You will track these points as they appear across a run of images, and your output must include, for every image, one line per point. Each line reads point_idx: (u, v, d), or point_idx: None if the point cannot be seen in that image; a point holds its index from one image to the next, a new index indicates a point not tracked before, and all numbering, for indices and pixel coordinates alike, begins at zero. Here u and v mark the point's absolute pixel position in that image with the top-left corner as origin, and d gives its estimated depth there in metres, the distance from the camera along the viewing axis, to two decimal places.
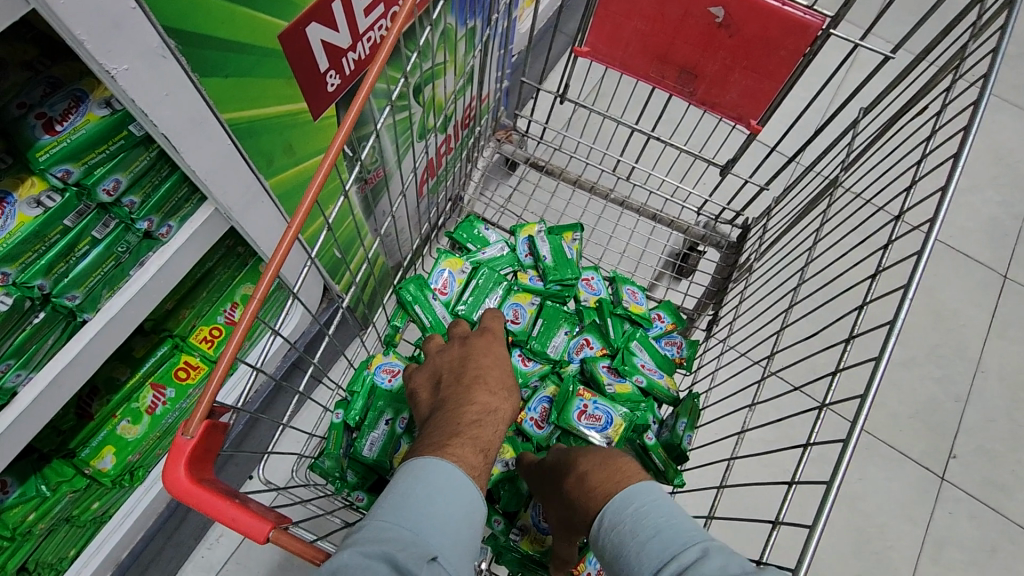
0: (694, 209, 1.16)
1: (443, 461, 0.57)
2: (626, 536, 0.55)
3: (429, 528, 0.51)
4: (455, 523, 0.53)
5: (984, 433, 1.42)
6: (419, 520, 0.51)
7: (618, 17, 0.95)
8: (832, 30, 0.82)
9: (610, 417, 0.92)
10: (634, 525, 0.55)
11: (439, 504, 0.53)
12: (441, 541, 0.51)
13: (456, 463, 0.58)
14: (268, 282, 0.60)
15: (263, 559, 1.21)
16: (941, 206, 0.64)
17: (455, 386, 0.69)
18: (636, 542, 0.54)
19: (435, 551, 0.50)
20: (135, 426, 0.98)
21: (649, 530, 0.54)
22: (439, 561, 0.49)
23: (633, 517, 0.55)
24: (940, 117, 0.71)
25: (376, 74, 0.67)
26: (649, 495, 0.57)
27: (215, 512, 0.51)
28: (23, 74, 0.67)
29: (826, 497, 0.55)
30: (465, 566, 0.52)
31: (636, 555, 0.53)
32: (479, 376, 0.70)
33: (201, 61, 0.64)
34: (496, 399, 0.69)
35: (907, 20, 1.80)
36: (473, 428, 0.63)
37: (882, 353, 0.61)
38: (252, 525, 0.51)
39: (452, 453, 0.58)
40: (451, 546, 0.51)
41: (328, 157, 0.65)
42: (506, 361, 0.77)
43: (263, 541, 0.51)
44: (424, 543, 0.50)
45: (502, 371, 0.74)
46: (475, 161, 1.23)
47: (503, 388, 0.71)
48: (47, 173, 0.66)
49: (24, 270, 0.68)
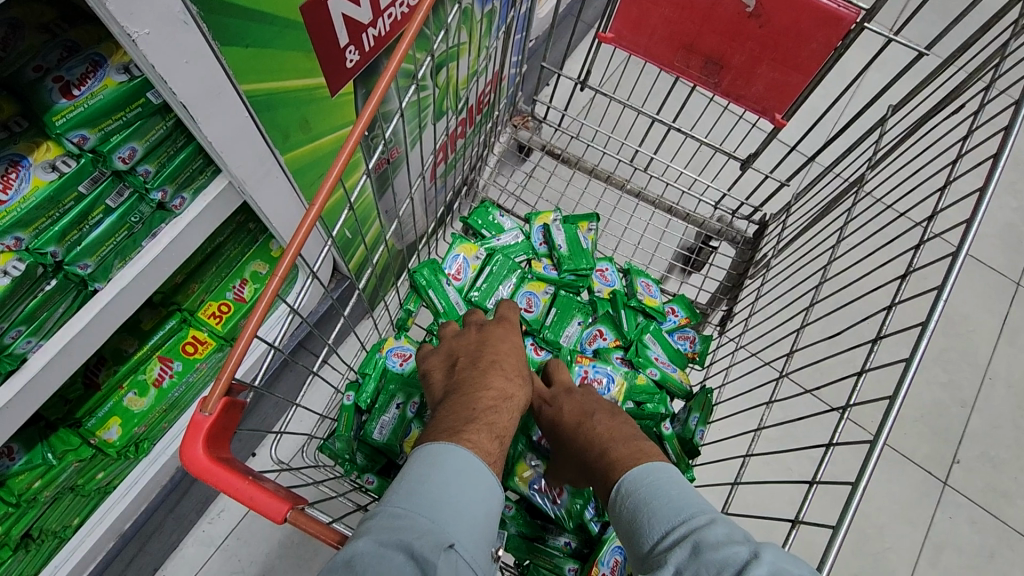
0: (712, 202, 1.14)
1: (460, 448, 0.56)
2: (639, 503, 0.56)
3: (446, 516, 0.50)
4: (470, 511, 0.52)
5: (989, 439, 1.42)
6: (434, 506, 0.51)
7: (645, 2, 0.92)
8: (867, 23, 0.80)
9: (612, 376, 0.95)
10: (648, 493, 0.56)
11: (456, 492, 0.53)
12: (458, 529, 0.50)
13: (472, 448, 0.57)
14: (289, 263, 0.59)
15: (263, 534, 1.22)
16: (978, 207, 0.63)
17: (473, 367, 0.69)
18: (648, 509, 0.55)
19: (451, 539, 0.49)
20: (141, 399, 0.98)
21: (661, 498, 0.55)
22: (457, 548, 0.49)
23: (651, 487, 0.56)
24: (977, 117, 0.69)
25: (405, 49, 0.66)
26: (666, 472, 0.58)
27: (232, 491, 0.50)
28: (40, 36, 0.65)
29: (851, 499, 0.54)
30: (483, 551, 0.52)
31: (647, 520, 0.54)
32: (496, 361, 0.70)
33: (222, 29, 0.63)
34: (514, 385, 0.69)
35: (933, 20, 1.76)
36: (489, 414, 0.62)
37: (914, 354, 0.60)
38: (269, 504, 0.51)
39: (468, 439, 0.58)
40: (468, 533, 0.51)
41: (350, 140, 0.63)
42: (521, 350, 0.75)
43: (281, 522, 0.51)
44: (441, 530, 0.49)
45: (519, 358, 0.74)
46: (491, 146, 1.21)
47: (518, 375, 0.71)
48: (63, 138, 0.65)
49: (37, 236, 0.67)
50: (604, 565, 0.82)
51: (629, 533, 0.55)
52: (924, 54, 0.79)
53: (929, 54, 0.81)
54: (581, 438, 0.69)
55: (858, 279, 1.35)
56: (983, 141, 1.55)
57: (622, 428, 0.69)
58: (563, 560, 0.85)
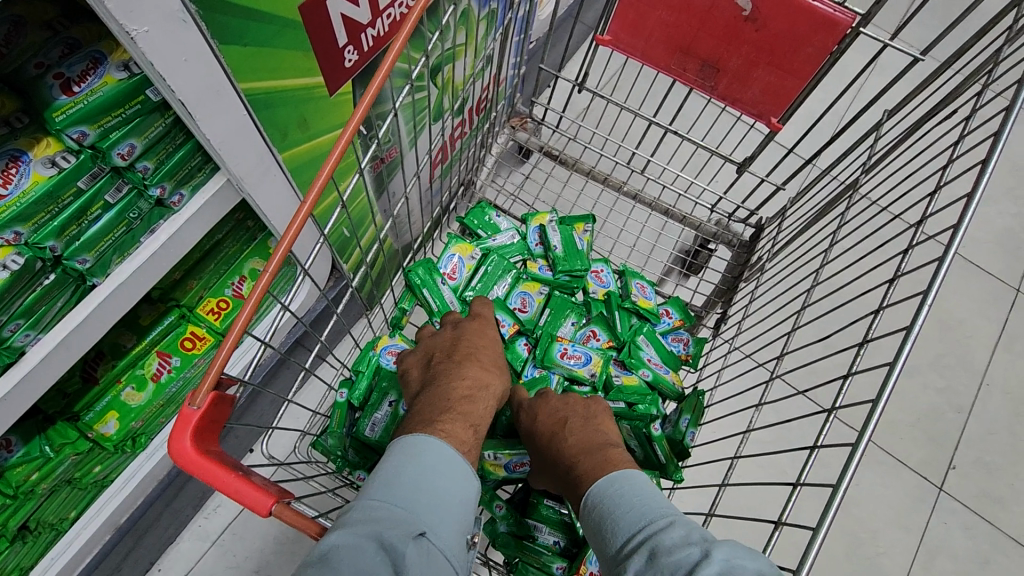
0: (708, 206, 1.15)
1: (438, 441, 0.57)
2: (603, 511, 0.58)
3: (417, 504, 0.51)
4: (444, 500, 0.53)
5: (984, 445, 1.41)
6: (407, 496, 0.51)
7: (642, 6, 0.93)
8: (862, 28, 0.80)
9: (590, 355, 0.98)
10: (611, 500, 0.58)
11: (430, 481, 0.54)
12: (430, 518, 0.51)
13: (450, 441, 0.59)
14: (281, 258, 0.59)
15: (258, 530, 1.23)
16: (965, 213, 0.63)
17: (451, 360, 0.70)
18: (611, 516, 0.56)
19: (423, 527, 0.50)
20: (139, 393, 0.99)
21: (623, 505, 0.56)
22: (428, 536, 0.50)
23: (612, 496, 0.58)
24: (968, 122, 0.70)
25: (400, 48, 0.67)
26: (630, 478, 0.59)
27: (220, 484, 0.51)
28: (41, 33, 0.66)
29: (831, 500, 0.55)
30: (457, 539, 0.53)
31: (612, 528, 0.56)
32: (476, 355, 0.72)
33: (221, 27, 0.63)
34: (492, 380, 0.70)
35: (934, 25, 1.76)
36: (467, 405, 0.63)
37: (898, 357, 0.60)
38: (255, 497, 0.51)
39: (444, 431, 0.59)
40: (441, 521, 0.52)
41: (344, 136, 0.64)
42: (498, 343, 0.77)
43: (267, 515, 0.51)
44: (413, 519, 0.50)
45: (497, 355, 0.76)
46: (488, 147, 1.22)
47: (494, 365, 0.72)
48: (63, 134, 0.66)
49: (37, 231, 0.68)
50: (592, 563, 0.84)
51: (596, 541, 0.57)
52: (918, 60, 0.80)
53: (923, 59, 0.81)
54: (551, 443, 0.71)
55: (852, 282, 1.36)
56: (980, 147, 1.55)
57: (592, 436, 0.69)
58: (552, 558, 0.85)
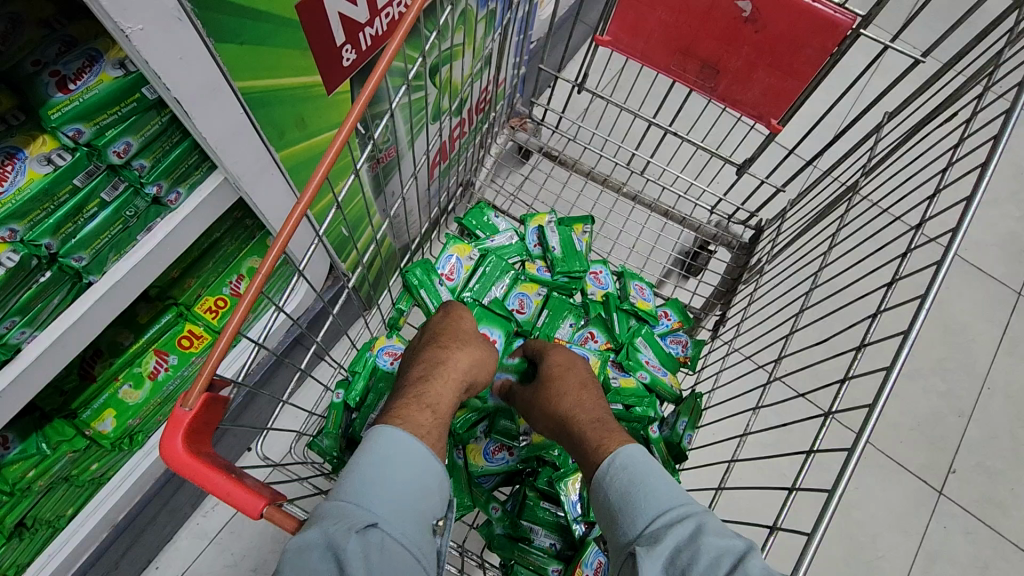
0: (708, 207, 1.15)
1: (389, 427, 0.58)
2: (634, 481, 0.56)
3: (368, 497, 0.52)
4: (397, 490, 0.53)
5: (985, 450, 1.41)
6: (359, 491, 0.53)
7: (641, 7, 0.93)
8: (863, 30, 0.80)
9: (587, 356, 0.97)
10: (643, 474, 0.56)
11: (381, 473, 0.54)
12: (382, 509, 0.52)
13: (402, 425, 0.58)
14: (275, 257, 0.59)
15: (256, 529, 1.24)
16: (964, 216, 0.62)
17: (423, 348, 0.71)
18: (644, 489, 0.55)
19: (374, 518, 0.51)
20: (136, 391, 0.99)
21: (657, 481, 0.55)
22: (379, 527, 0.51)
23: (644, 470, 0.57)
24: (968, 125, 0.69)
25: (396, 47, 0.66)
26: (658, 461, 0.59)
27: (211, 486, 0.51)
28: (38, 31, 0.66)
29: (827, 503, 0.54)
30: (418, 527, 0.53)
31: (642, 498, 0.54)
32: (446, 337, 0.72)
33: (217, 26, 0.63)
34: (459, 355, 0.69)
35: (937, 27, 1.76)
36: (423, 388, 0.63)
37: (895, 362, 0.59)
38: (246, 499, 0.51)
39: (397, 416, 0.59)
40: (394, 510, 0.52)
41: (340, 134, 0.64)
42: (464, 318, 0.77)
43: (257, 517, 0.51)
44: (364, 511, 0.51)
45: (475, 334, 0.75)
46: (487, 147, 1.22)
47: (456, 341, 0.71)
48: (59, 132, 0.66)
49: (32, 229, 0.68)
50: (588, 566, 0.81)
51: (618, 512, 0.55)
52: (919, 62, 0.79)
53: (924, 61, 0.80)
54: (560, 408, 0.70)
55: (853, 285, 1.35)
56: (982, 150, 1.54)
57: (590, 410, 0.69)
58: (548, 561, 0.85)
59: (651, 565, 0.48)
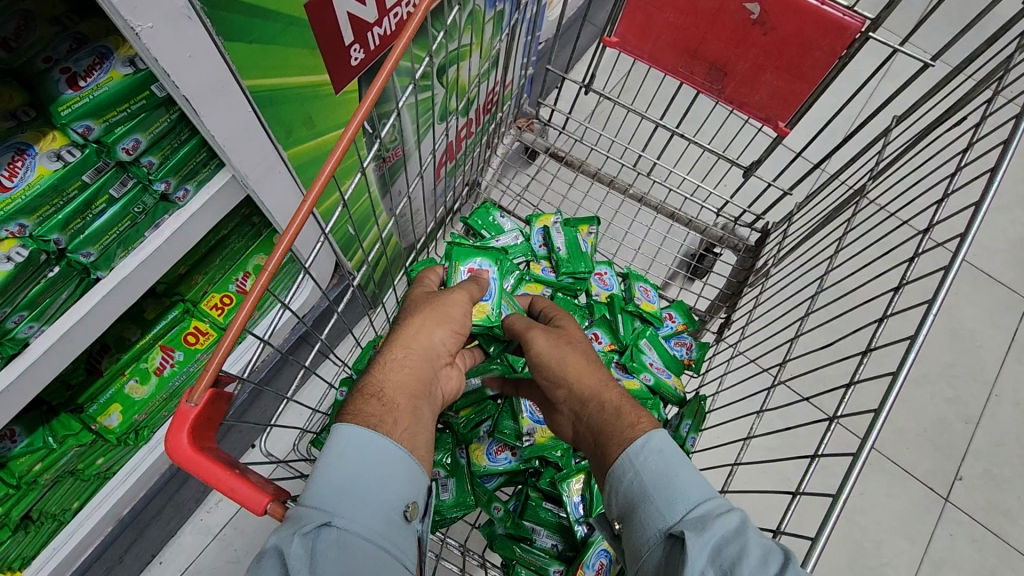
0: (714, 210, 1.14)
1: (338, 422, 0.54)
2: (668, 469, 0.54)
3: (323, 497, 0.50)
4: (356, 486, 0.51)
5: (993, 457, 1.39)
6: (315, 488, 0.51)
7: (649, 8, 0.92)
8: (872, 33, 0.79)
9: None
10: (677, 461, 0.54)
11: (338, 470, 0.51)
12: (338, 505, 0.50)
13: (351, 419, 0.54)
14: (281, 255, 0.59)
15: (259, 525, 1.24)
16: (973, 221, 0.62)
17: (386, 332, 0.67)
18: (678, 477, 0.53)
19: (328, 517, 0.49)
20: (142, 387, 0.99)
21: (690, 471, 0.54)
22: (334, 525, 0.48)
23: (677, 456, 0.55)
24: (978, 129, 0.68)
25: (404, 47, 0.66)
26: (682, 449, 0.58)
27: (215, 482, 0.51)
28: (49, 28, 0.66)
29: (832, 507, 0.54)
30: (380, 519, 0.50)
31: (680, 488, 0.53)
32: (402, 315, 0.67)
33: (227, 24, 0.64)
34: (404, 329, 0.63)
35: (948, 30, 1.74)
36: (368, 376, 0.59)
37: (901, 367, 0.59)
38: (250, 495, 0.51)
39: (349, 411, 0.55)
40: (352, 508, 0.50)
41: (347, 132, 0.64)
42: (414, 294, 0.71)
43: (261, 513, 0.51)
44: (320, 510, 0.49)
45: (428, 300, 0.68)
46: (494, 148, 1.22)
47: (409, 317, 0.66)
48: (69, 128, 0.66)
49: (41, 224, 0.69)
50: (590, 567, 0.82)
51: (652, 500, 0.53)
52: (928, 65, 0.79)
53: (934, 65, 0.79)
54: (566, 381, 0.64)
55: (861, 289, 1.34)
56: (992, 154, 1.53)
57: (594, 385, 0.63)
58: (549, 562, 0.85)
59: (699, 555, 0.47)
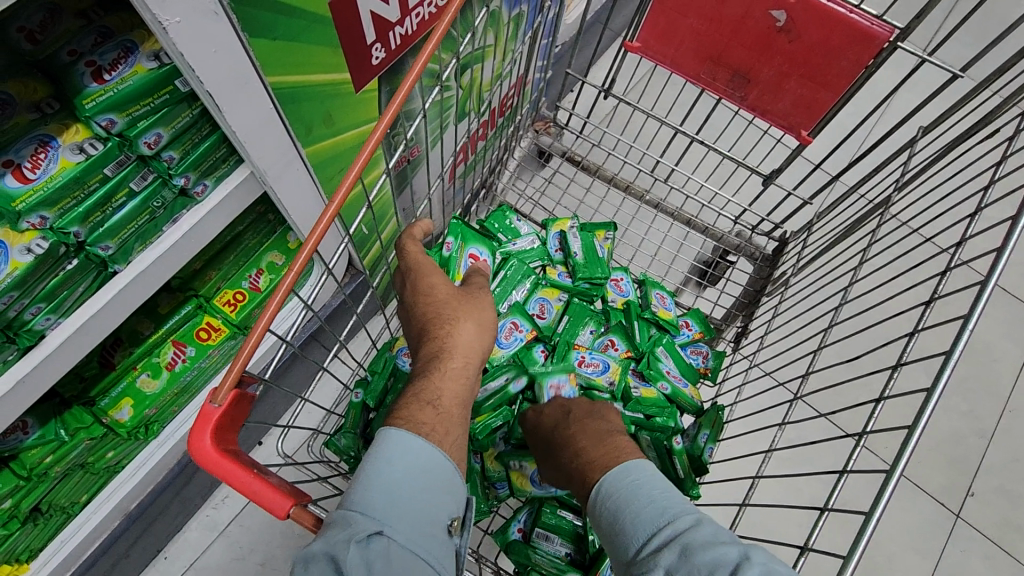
0: (732, 218, 1.12)
1: (392, 428, 0.54)
2: (619, 503, 0.54)
3: (374, 504, 0.49)
4: (405, 495, 0.50)
5: (1007, 473, 1.36)
6: (365, 495, 0.50)
7: (673, 12, 0.91)
8: (900, 43, 0.78)
9: (607, 363, 0.97)
10: (627, 495, 0.54)
11: (387, 475, 0.51)
12: (389, 514, 0.49)
13: (401, 424, 0.54)
14: (306, 258, 0.59)
15: (264, 522, 1.24)
16: (1010, 236, 0.61)
17: (417, 327, 0.63)
18: (630, 509, 0.53)
19: (379, 525, 0.48)
20: (154, 381, 0.99)
21: (643, 499, 0.53)
22: (385, 533, 0.47)
23: (627, 487, 0.55)
24: (1012, 143, 0.67)
25: (432, 49, 0.66)
26: (643, 469, 0.57)
27: (238, 484, 0.50)
28: (76, 22, 0.67)
29: (864, 527, 0.53)
30: (430, 532, 0.49)
31: (628, 526, 0.52)
32: (438, 311, 0.63)
33: (252, 20, 0.63)
34: (457, 332, 0.62)
35: (972, 43, 1.72)
36: (424, 381, 0.58)
37: (936, 384, 0.58)
38: (273, 500, 0.51)
39: (399, 416, 0.55)
40: (402, 515, 0.49)
41: (372, 139, 0.63)
42: (439, 273, 0.67)
43: (284, 518, 0.51)
44: (368, 518, 0.48)
45: (461, 296, 0.66)
46: (511, 150, 1.20)
47: (447, 315, 0.63)
48: (92, 121, 0.66)
49: (62, 216, 0.68)
50: None
51: (611, 534, 0.54)
52: (957, 77, 0.77)
53: (964, 76, 0.78)
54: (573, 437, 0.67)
55: (881, 304, 1.32)
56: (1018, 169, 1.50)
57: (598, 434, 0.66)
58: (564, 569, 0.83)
59: None
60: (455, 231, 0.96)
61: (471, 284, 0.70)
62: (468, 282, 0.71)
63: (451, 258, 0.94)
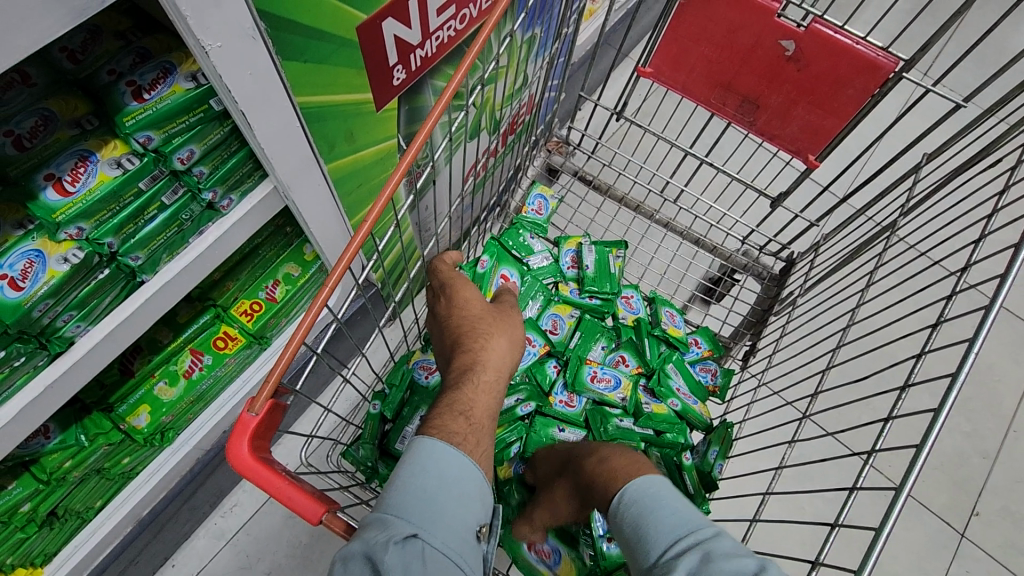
0: (739, 238, 1.14)
1: (426, 436, 0.56)
2: (642, 511, 0.56)
3: (409, 507, 0.51)
4: (439, 500, 0.52)
5: (1010, 494, 1.36)
6: (400, 499, 0.51)
7: (684, 40, 0.94)
8: (904, 73, 0.81)
9: (619, 379, 1.01)
10: (650, 505, 0.56)
11: (421, 481, 0.52)
12: (423, 518, 0.50)
13: (433, 433, 0.56)
14: (338, 275, 0.61)
15: (271, 530, 1.25)
16: (1013, 262, 0.62)
17: (450, 340, 0.66)
18: (652, 517, 0.55)
19: (414, 528, 0.49)
20: (171, 389, 1.01)
21: (665, 510, 0.55)
22: (420, 537, 0.49)
23: (652, 499, 0.57)
24: (1015, 171, 0.69)
25: (459, 81, 0.70)
26: (667, 485, 0.59)
27: (274, 491, 0.52)
28: (116, 43, 0.71)
29: (875, 542, 0.54)
30: (462, 537, 0.51)
31: (649, 532, 0.54)
32: (472, 325, 0.67)
33: (286, 44, 0.67)
34: (489, 347, 0.64)
35: (976, 72, 1.76)
36: (457, 392, 0.60)
37: (943, 403, 0.59)
38: (307, 506, 0.52)
39: (432, 426, 0.57)
40: (436, 520, 0.50)
41: (400, 166, 0.67)
42: (473, 291, 0.71)
43: (317, 523, 0.52)
44: (403, 521, 0.49)
45: (493, 314, 0.69)
46: (523, 168, 1.23)
47: (480, 330, 0.66)
48: (131, 138, 0.70)
49: (98, 227, 0.71)
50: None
51: (631, 542, 0.55)
52: (961, 106, 0.79)
53: (966, 106, 0.80)
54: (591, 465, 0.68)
55: (888, 326, 1.34)
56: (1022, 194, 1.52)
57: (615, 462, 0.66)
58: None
59: None
60: (490, 250, 1.02)
61: (501, 301, 0.74)
62: (498, 300, 0.75)
63: (485, 275, 1.00)
